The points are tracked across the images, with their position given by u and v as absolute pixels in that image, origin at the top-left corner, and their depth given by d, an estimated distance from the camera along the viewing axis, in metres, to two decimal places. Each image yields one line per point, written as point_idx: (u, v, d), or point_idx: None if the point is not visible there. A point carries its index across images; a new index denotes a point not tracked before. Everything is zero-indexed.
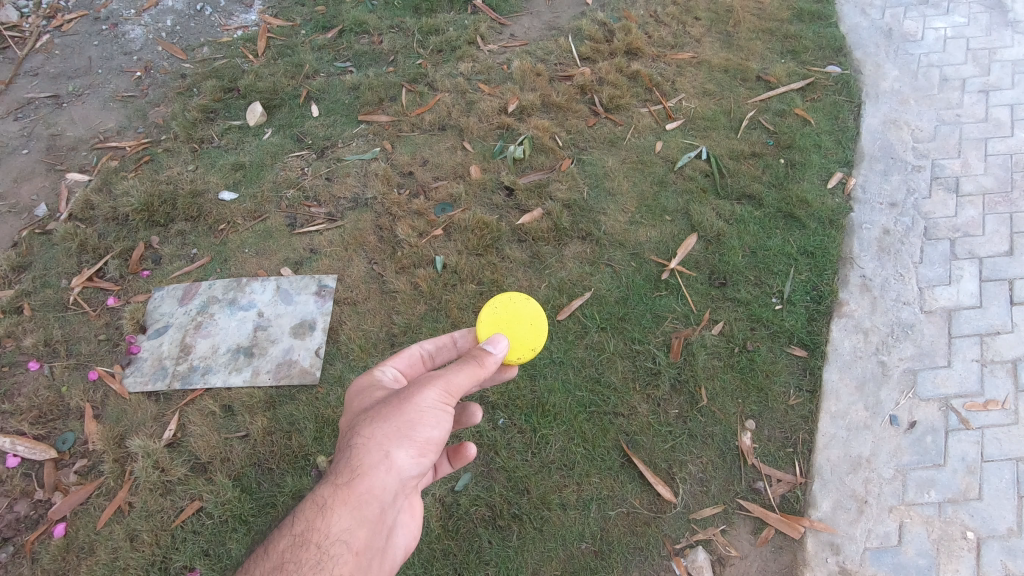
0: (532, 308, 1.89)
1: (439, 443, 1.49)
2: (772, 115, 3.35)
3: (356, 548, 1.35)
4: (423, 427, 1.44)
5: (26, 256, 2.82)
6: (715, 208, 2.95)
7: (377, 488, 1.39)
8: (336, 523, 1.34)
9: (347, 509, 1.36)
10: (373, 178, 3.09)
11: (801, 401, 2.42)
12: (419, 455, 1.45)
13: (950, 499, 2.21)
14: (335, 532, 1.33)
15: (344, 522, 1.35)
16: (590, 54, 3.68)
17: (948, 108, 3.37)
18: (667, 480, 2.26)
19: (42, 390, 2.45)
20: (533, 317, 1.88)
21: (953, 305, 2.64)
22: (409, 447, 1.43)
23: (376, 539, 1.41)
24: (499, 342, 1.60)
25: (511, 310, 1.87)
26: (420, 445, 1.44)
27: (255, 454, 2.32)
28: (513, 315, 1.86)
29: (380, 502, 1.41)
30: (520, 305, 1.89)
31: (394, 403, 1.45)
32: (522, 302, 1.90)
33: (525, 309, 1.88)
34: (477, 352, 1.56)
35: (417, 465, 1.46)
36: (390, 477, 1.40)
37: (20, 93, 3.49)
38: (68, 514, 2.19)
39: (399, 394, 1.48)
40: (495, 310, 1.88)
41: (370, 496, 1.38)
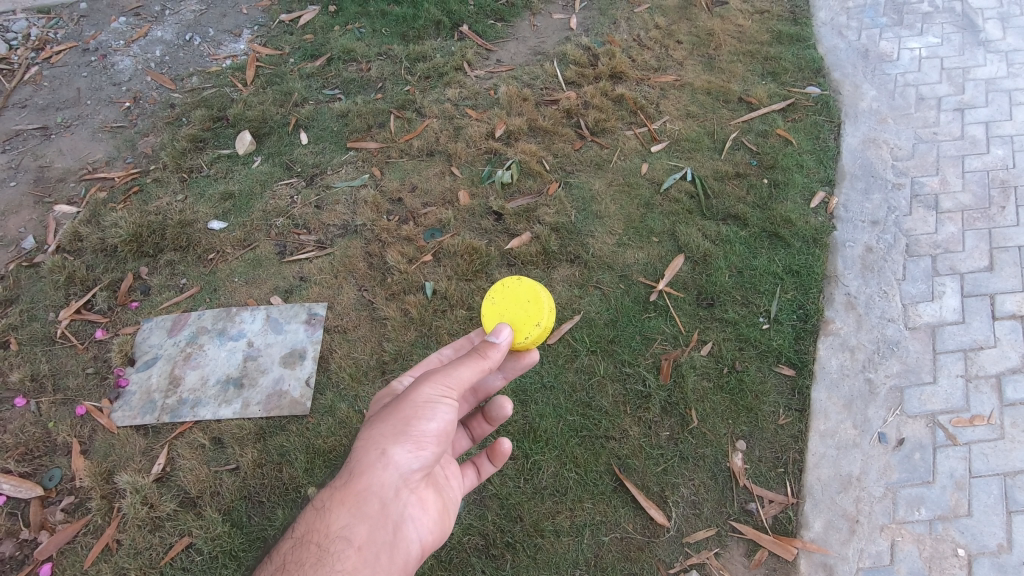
0: (524, 286, 1.96)
1: (439, 437, 1.51)
2: (755, 136, 3.42)
3: (357, 543, 1.39)
4: (418, 421, 1.47)
5: (13, 289, 2.81)
6: (701, 229, 2.99)
7: (376, 484, 1.44)
8: (335, 521, 1.40)
9: (346, 507, 1.41)
10: (363, 205, 3.11)
11: (790, 420, 2.44)
12: (417, 449, 1.47)
13: (941, 516, 2.23)
14: (336, 529, 1.39)
15: (345, 519, 1.41)
16: (576, 79, 3.74)
17: (925, 126, 3.45)
18: (659, 503, 2.26)
19: (28, 427, 2.42)
20: (529, 290, 1.96)
21: (937, 322, 2.69)
22: (405, 442, 1.46)
23: (381, 535, 1.44)
24: (502, 330, 1.63)
25: (506, 296, 1.97)
26: (417, 438, 1.47)
27: (245, 487, 2.30)
28: (510, 297, 1.96)
29: (380, 498, 1.44)
30: (513, 288, 1.98)
31: (394, 404, 1.52)
32: (515, 283, 1.98)
33: (520, 288, 1.96)
34: (480, 344, 1.61)
35: (417, 459, 1.48)
36: (388, 473, 1.44)
37: (9, 126, 3.50)
38: (54, 554, 2.16)
39: (400, 395, 1.55)
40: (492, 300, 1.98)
41: (369, 493, 1.43)
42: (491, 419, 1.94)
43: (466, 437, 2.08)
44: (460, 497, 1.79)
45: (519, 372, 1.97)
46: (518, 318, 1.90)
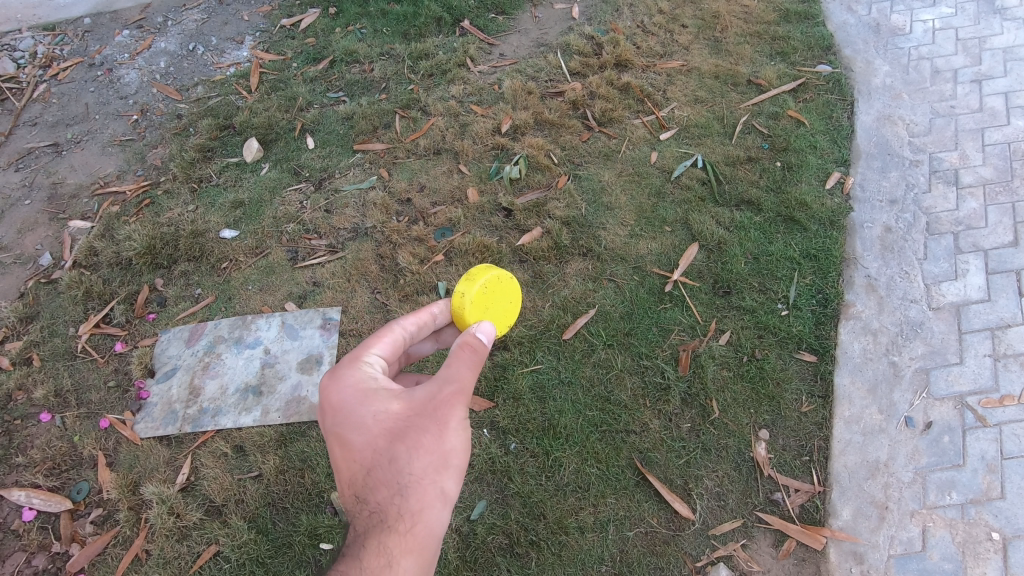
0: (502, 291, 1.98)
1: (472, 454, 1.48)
2: (766, 118, 3.35)
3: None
4: (461, 443, 1.43)
5: (33, 306, 2.84)
6: (715, 216, 2.94)
7: (436, 522, 1.38)
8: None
9: (414, 558, 1.33)
10: (372, 207, 3.10)
11: (813, 407, 2.40)
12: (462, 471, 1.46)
13: (973, 500, 2.18)
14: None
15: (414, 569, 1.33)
16: (580, 69, 3.70)
17: (942, 100, 3.36)
18: (683, 496, 2.23)
19: (54, 442, 2.46)
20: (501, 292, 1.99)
21: (961, 301, 2.62)
22: (456, 470, 1.42)
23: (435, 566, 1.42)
24: (487, 327, 1.55)
25: (494, 292, 1.92)
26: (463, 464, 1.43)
27: (268, 494, 2.32)
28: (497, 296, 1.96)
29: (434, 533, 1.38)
30: (500, 281, 1.94)
31: (436, 431, 1.40)
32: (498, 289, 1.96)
33: (506, 284, 1.98)
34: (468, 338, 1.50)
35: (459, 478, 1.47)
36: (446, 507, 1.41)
37: (21, 144, 3.53)
38: (86, 566, 2.20)
39: (434, 418, 1.40)
40: (482, 291, 1.88)
41: (432, 534, 1.37)
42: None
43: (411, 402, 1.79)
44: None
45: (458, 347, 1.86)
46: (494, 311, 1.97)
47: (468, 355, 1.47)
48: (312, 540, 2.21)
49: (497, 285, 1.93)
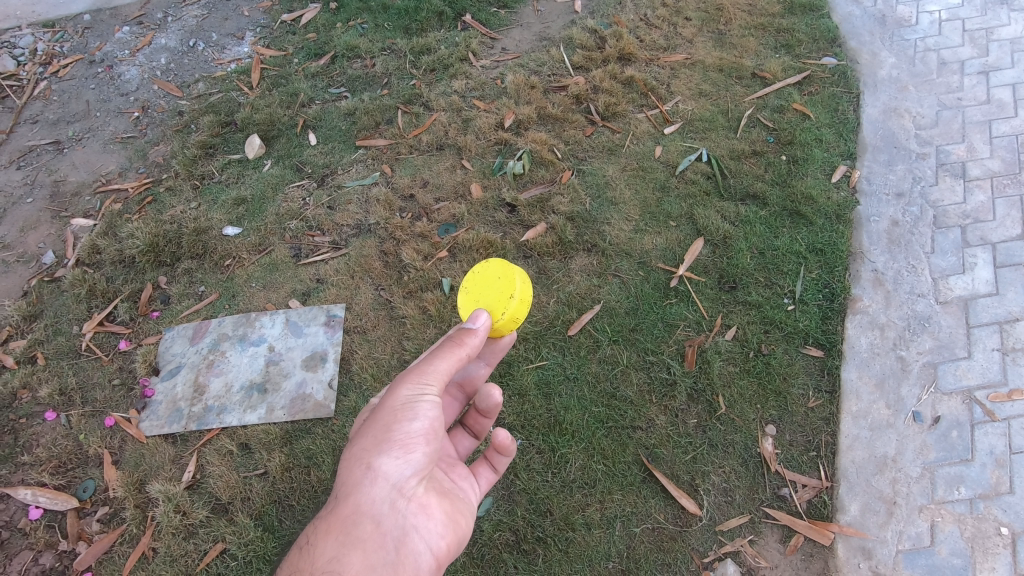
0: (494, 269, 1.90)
1: (426, 436, 1.49)
2: (771, 112, 3.33)
3: (350, 574, 1.35)
4: (398, 427, 1.46)
5: (37, 304, 2.83)
6: (720, 211, 2.93)
7: (365, 502, 1.43)
8: (321, 555, 1.36)
9: (334, 537, 1.40)
10: (375, 203, 3.09)
11: (820, 402, 2.39)
12: (406, 454, 1.46)
13: (981, 495, 2.17)
14: (322, 564, 1.35)
15: (334, 549, 1.38)
16: (583, 63, 3.67)
17: (948, 92, 3.33)
18: (690, 492, 2.23)
19: (60, 440, 2.45)
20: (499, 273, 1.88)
21: (969, 294, 2.61)
22: (390, 449, 1.45)
23: (376, 557, 1.40)
24: (480, 316, 1.64)
25: (478, 284, 1.90)
26: (402, 445, 1.46)
27: (274, 492, 2.32)
28: (483, 282, 1.90)
29: (373, 517, 1.42)
30: (480, 272, 1.92)
31: (373, 414, 1.51)
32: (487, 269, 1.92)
33: (488, 270, 1.91)
34: (457, 332, 1.61)
35: (408, 464, 1.47)
36: (379, 487, 1.44)
37: (22, 142, 3.52)
38: (93, 564, 2.20)
39: (377, 403, 1.53)
40: (465, 291, 1.93)
41: (358, 514, 1.42)
42: (485, 414, 1.85)
43: (468, 439, 1.98)
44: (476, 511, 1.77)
45: (502, 355, 1.92)
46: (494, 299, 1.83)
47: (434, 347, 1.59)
48: None
49: (480, 276, 1.91)
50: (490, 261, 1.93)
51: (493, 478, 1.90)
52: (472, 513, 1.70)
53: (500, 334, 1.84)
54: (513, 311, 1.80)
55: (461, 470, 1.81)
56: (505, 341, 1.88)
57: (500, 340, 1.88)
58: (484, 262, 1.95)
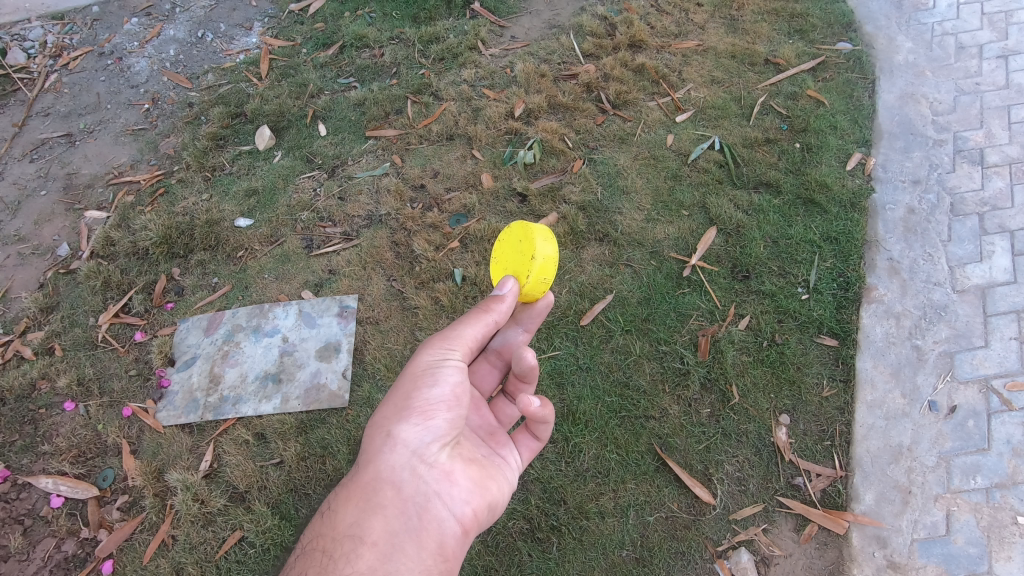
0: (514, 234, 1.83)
1: (447, 401, 1.56)
2: (784, 99, 3.29)
3: (370, 537, 1.42)
4: (418, 393, 1.54)
5: (53, 296, 2.86)
6: (733, 199, 2.90)
7: (385, 469, 1.50)
8: (342, 520, 1.45)
9: (355, 504, 1.48)
10: (386, 194, 3.09)
11: (835, 392, 2.38)
12: (426, 420, 1.53)
13: (998, 484, 2.17)
14: (344, 529, 1.44)
15: (355, 515, 1.46)
16: (594, 51, 3.64)
17: (966, 77, 3.28)
18: (704, 481, 2.23)
19: (79, 430, 2.49)
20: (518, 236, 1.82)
21: (987, 283, 2.58)
22: (411, 415, 1.53)
23: (396, 523, 1.46)
24: (507, 282, 1.68)
25: (504, 252, 1.86)
26: (422, 410, 1.53)
27: (291, 481, 2.34)
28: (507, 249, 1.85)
29: (393, 482, 1.49)
30: (504, 239, 1.87)
31: (396, 384, 1.60)
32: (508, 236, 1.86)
33: (511, 234, 1.85)
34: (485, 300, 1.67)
35: (428, 430, 1.54)
36: (399, 453, 1.51)
37: (34, 134, 3.53)
38: (114, 551, 2.24)
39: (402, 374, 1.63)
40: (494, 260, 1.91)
41: (379, 480, 1.49)
42: (524, 380, 1.80)
43: (512, 407, 1.98)
44: (515, 479, 1.78)
45: (541, 320, 1.89)
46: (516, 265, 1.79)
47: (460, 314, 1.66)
48: None
49: (505, 243, 1.87)
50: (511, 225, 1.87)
51: (537, 446, 1.91)
52: (505, 483, 1.72)
53: (533, 297, 1.80)
54: (539, 273, 1.74)
55: (498, 440, 1.84)
56: (542, 302, 1.83)
57: (536, 302, 1.83)
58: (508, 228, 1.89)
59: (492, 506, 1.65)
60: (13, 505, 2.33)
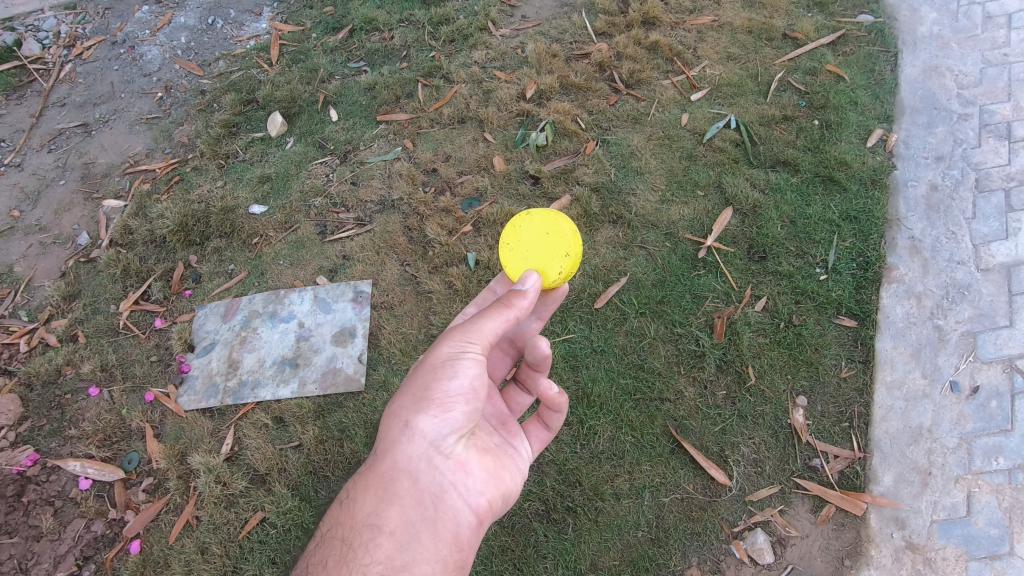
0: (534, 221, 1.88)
1: (465, 394, 1.53)
2: (803, 74, 3.21)
3: (387, 527, 1.44)
4: (435, 386, 1.51)
5: (75, 284, 2.91)
6: (750, 179, 2.85)
7: (402, 459, 1.50)
8: (360, 510, 1.48)
9: (373, 493, 1.49)
10: (398, 178, 3.08)
11: (854, 373, 2.35)
12: (444, 413, 1.52)
13: (1021, 465, 2.13)
14: (362, 519, 1.46)
15: (373, 504, 1.48)
16: (606, 29, 3.57)
17: (993, 47, 3.17)
18: (720, 463, 2.22)
19: (104, 414, 2.55)
20: (542, 222, 1.86)
21: (1012, 261, 2.52)
22: (429, 408, 1.51)
23: (413, 514, 1.47)
24: (529, 277, 1.62)
25: (525, 240, 1.86)
26: (439, 403, 1.51)
27: (309, 463, 2.38)
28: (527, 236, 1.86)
29: (410, 474, 1.49)
30: (524, 227, 1.87)
31: (414, 374, 1.57)
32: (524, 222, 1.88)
33: (533, 223, 1.87)
34: (507, 293, 1.62)
35: (445, 422, 1.52)
36: (416, 444, 1.50)
37: (52, 125, 3.57)
38: (141, 531, 2.30)
39: (421, 363, 1.60)
40: (509, 247, 1.88)
41: (396, 471, 1.49)
42: (537, 367, 1.81)
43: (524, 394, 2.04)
44: (527, 468, 1.82)
45: (556, 308, 1.97)
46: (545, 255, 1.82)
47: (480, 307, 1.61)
48: None
49: (523, 232, 1.87)
50: (533, 213, 1.89)
51: (547, 435, 1.94)
52: (517, 472, 1.74)
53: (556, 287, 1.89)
54: (574, 262, 1.84)
55: (512, 428, 1.87)
56: (559, 290, 1.92)
57: (555, 290, 1.91)
58: (527, 215, 1.89)
59: (506, 495, 1.67)
60: (43, 487, 2.40)
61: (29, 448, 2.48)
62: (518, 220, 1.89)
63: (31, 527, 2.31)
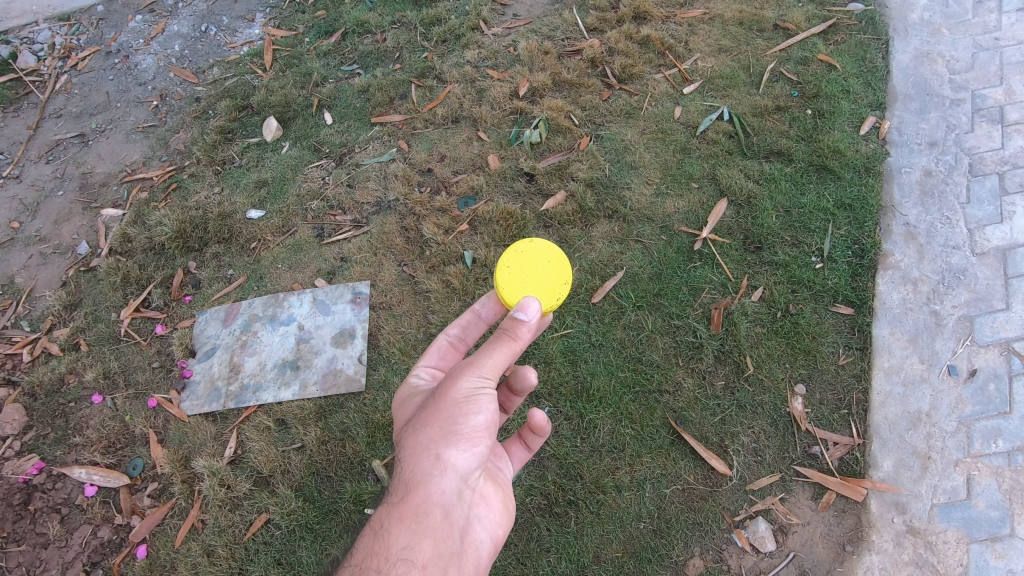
0: (538, 248, 1.87)
1: (489, 428, 1.53)
2: (794, 64, 3.21)
3: (422, 561, 1.35)
4: (464, 419, 1.48)
5: (75, 293, 2.93)
6: (744, 169, 2.86)
7: (434, 493, 1.44)
8: (394, 543, 1.36)
9: (405, 525, 1.39)
10: (394, 179, 3.09)
11: (851, 360, 2.36)
12: (473, 446, 1.50)
13: (1019, 447, 2.14)
14: (396, 551, 1.35)
15: (406, 537, 1.38)
16: (598, 25, 3.58)
17: (984, 32, 3.18)
18: (720, 453, 2.23)
19: (108, 422, 2.57)
20: (544, 250, 1.88)
21: (1007, 244, 2.52)
22: (459, 441, 1.49)
23: (444, 547, 1.41)
24: (529, 305, 1.55)
25: (525, 264, 1.83)
26: (468, 437, 1.49)
27: (313, 464, 2.40)
28: (528, 262, 1.84)
29: (440, 506, 1.44)
30: (526, 251, 1.85)
31: (433, 406, 1.52)
32: (527, 247, 1.87)
33: (534, 250, 1.87)
34: (507, 323, 1.55)
35: (474, 456, 1.51)
36: (448, 478, 1.46)
37: (49, 136, 3.59)
38: (147, 536, 2.32)
39: (435, 395, 1.54)
40: (509, 270, 1.82)
41: (429, 504, 1.43)
42: (518, 392, 1.76)
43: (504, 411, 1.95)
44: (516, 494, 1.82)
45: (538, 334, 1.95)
46: (545, 283, 1.80)
47: (488, 338, 1.56)
48: (358, 506, 2.30)
49: (526, 257, 1.84)
50: (534, 241, 1.90)
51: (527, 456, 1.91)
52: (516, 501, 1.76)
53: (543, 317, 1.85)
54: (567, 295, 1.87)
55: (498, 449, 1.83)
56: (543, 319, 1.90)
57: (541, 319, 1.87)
58: (528, 242, 1.89)
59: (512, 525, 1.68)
60: (49, 495, 2.41)
61: (34, 456, 2.50)
62: (520, 245, 1.87)
63: (38, 534, 2.33)
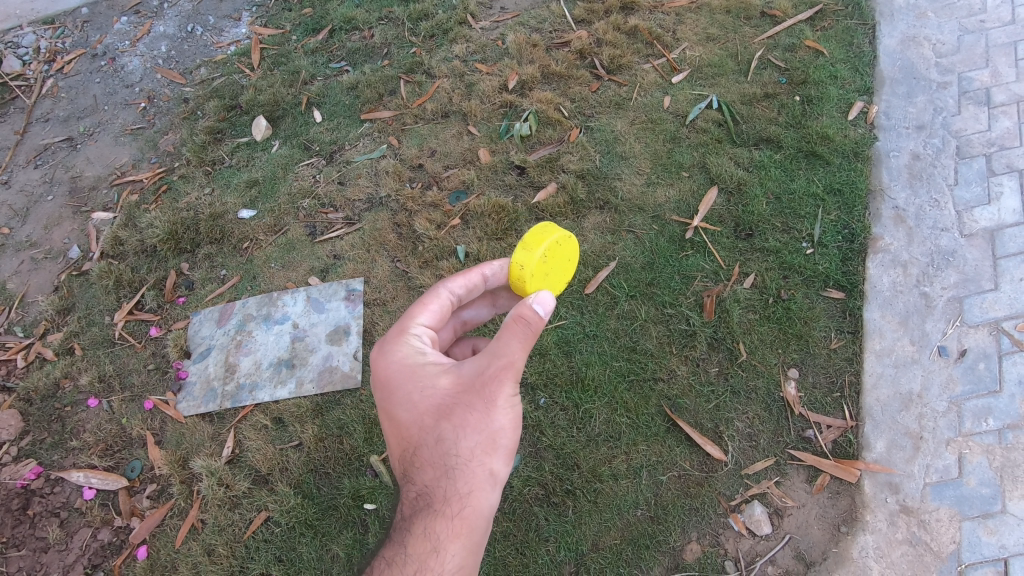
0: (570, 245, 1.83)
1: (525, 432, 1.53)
2: (782, 51, 3.22)
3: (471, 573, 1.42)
4: (514, 430, 1.44)
5: (68, 298, 2.92)
6: (733, 157, 2.87)
7: (484, 505, 1.44)
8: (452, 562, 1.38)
9: (460, 542, 1.40)
10: (385, 176, 3.09)
11: (843, 343, 2.38)
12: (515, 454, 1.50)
13: (1010, 425, 2.17)
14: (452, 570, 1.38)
15: (460, 554, 1.40)
16: (585, 16, 3.58)
17: (970, 15, 3.19)
18: (715, 439, 2.25)
19: (105, 425, 2.57)
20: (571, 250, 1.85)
21: (995, 225, 2.54)
22: (507, 451, 1.46)
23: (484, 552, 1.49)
24: (546, 297, 1.42)
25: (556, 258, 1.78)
26: (514, 446, 1.47)
27: (311, 461, 2.41)
28: (557, 257, 1.80)
29: (488, 519, 1.46)
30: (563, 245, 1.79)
31: (478, 405, 1.41)
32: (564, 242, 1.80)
33: (566, 244, 1.82)
34: (518, 312, 1.38)
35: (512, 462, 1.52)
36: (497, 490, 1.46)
37: (36, 141, 3.57)
38: (148, 537, 2.33)
39: (475, 388, 1.41)
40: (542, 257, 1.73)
41: (480, 517, 1.43)
42: None
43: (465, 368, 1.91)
44: None
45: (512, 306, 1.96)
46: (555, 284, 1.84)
47: (522, 329, 1.38)
48: (357, 501, 2.31)
49: (557, 251, 1.78)
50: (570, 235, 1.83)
51: None
52: None
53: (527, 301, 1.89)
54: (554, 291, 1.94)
55: None
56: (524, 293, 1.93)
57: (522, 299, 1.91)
58: (567, 233, 1.81)
59: None
60: (48, 499, 2.42)
61: (31, 461, 2.49)
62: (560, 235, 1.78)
63: (38, 539, 2.34)
